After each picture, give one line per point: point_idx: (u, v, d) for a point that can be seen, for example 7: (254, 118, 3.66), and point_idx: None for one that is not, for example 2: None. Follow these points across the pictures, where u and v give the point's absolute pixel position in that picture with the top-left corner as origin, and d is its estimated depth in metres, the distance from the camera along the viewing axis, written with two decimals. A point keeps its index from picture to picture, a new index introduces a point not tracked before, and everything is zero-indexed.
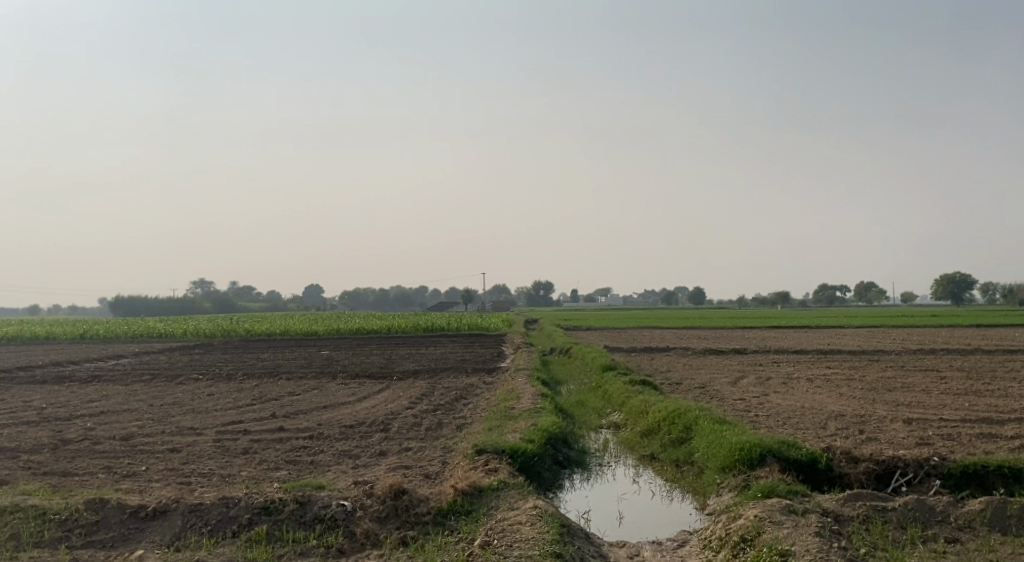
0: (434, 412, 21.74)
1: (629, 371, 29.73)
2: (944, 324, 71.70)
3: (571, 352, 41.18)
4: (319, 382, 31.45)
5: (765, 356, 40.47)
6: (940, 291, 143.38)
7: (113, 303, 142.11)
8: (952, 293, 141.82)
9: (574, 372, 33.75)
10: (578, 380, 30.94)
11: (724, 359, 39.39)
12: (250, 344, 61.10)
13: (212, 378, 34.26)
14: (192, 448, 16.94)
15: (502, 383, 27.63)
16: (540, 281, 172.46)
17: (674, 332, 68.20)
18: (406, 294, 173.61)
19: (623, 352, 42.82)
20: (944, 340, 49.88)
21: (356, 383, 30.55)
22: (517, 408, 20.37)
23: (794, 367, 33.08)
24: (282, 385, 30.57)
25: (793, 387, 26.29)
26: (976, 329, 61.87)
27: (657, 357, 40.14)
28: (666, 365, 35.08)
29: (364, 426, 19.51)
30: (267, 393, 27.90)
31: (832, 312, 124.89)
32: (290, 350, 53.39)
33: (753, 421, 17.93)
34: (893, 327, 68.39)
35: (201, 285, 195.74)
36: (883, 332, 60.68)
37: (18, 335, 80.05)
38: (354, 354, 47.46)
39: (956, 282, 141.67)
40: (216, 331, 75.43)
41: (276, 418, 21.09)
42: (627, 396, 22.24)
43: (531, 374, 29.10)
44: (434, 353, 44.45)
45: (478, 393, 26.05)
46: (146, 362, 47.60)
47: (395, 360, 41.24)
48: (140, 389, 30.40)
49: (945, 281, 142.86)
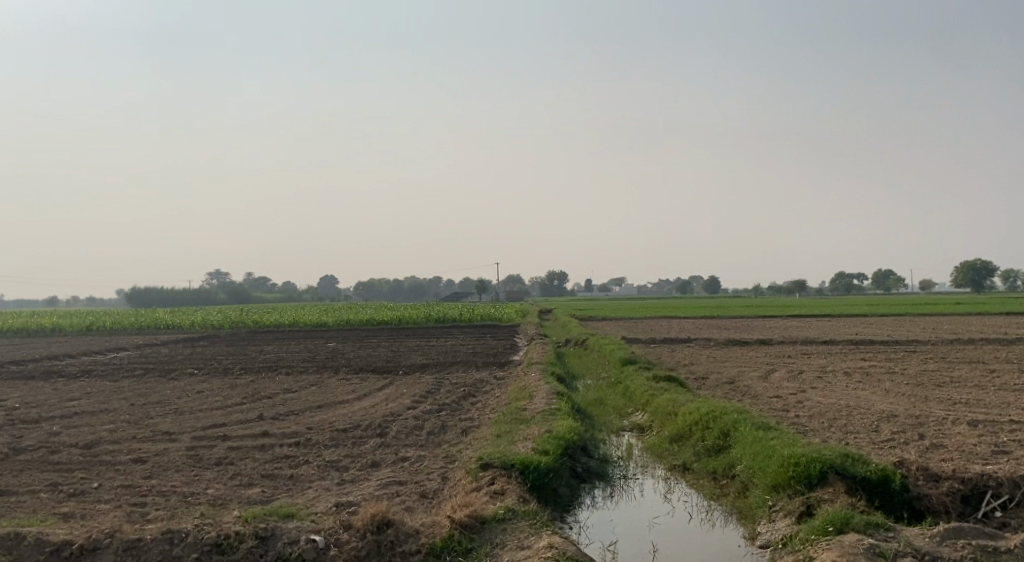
0: (438, 412, 19.68)
1: (651, 365, 27.59)
2: (971, 312, 69.05)
3: (588, 344, 38.94)
4: (319, 377, 29.49)
5: (793, 347, 38.18)
6: (960, 279, 140.35)
7: (128, 295, 140.95)
8: (974, 280, 138.81)
9: (592, 367, 31.49)
10: (595, 375, 28.82)
11: (750, 350, 37.13)
12: (256, 336, 59.24)
13: (208, 373, 32.30)
14: (160, 457, 14.98)
15: (515, 379, 25.51)
16: (554, 271, 170.18)
17: (694, 322, 65.89)
18: (420, 284, 171.68)
19: (642, 344, 40.62)
20: (978, 329, 47.40)
21: (357, 378, 28.58)
22: (529, 409, 18.18)
23: (827, 359, 30.83)
24: (279, 381, 28.64)
25: (831, 382, 24.07)
26: (1008, 317, 59.27)
27: (678, 350, 37.88)
28: (690, 359, 32.83)
29: (358, 430, 17.49)
30: (262, 390, 25.89)
31: (852, 300, 122.03)
32: (297, 342, 51.43)
33: (797, 426, 15.76)
34: (920, 315, 65.84)
35: (216, 275, 195.11)
36: (911, 320, 58.13)
37: (24, 326, 78.41)
38: (361, 346, 45.54)
39: (978, 269, 138.48)
40: (223, 321, 73.55)
41: (263, 420, 19.08)
42: (652, 394, 20.00)
43: (544, 368, 27.06)
44: (444, 345, 42.42)
45: (488, 390, 24.02)
46: (144, 355, 45.79)
47: (402, 353, 39.13)
48: (126, 385, 28.52)
49: (966, 268, 139.73)
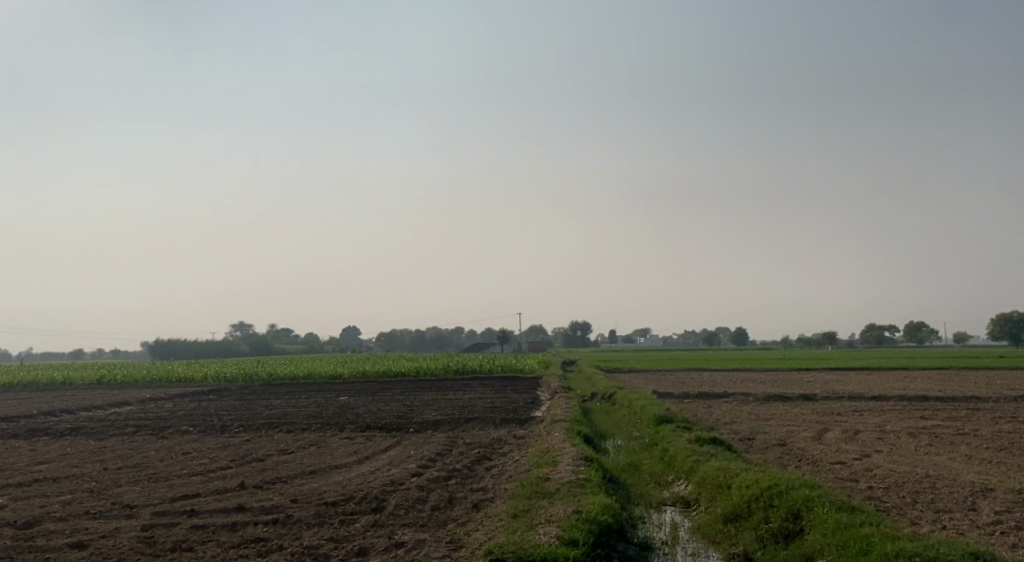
0: (446, 481, 16.98)
1: (688, 423, 24.76)
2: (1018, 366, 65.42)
3: (615, 399, 36.01)
4: (322, 435, 26.82)
5: (840, 404, 35.17)
6: (996, 331, 135.98)
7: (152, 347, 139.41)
8: (1010, 332, 134.34)
9: (622, 425, 28.61)
10: (626, 435, 26.00)
11: (792, 407, 34.15)
12: (268, 389, 56.66)
13: (203, 430, 29.72)
14: (105, 541, 12.36)
15: (536, 438, 22.75)
16: (577, 322, 167.23)
17: (725, 375, 62.73)
18: (442, 335, 168.88)
19: (674, 398, 37.75)
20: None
21: (362, 437, 25.90)
22: (551, 479, 15.44)
23: (882, 417, 27.80)
24: (277, 440, 25.98)
25: (895, 443, 21.13)
26: None
27: (714, 405, 34.87)
28: (729, 417, 29.89)
29: (350, 503, 14.80)
30: (256, 452, 23.23)
31: (884, 352, 117.87)
32: (308, 395, 48.78)
33: (877, 503, 12.93)
34: (964, 369, 62.40)
35: (240, 327, 193.85)
36: (957, 373, 54.76)
37: (33, 380, 76.09)
38: (375, 400, 42.87)
39: (1013, 321, 134.16)
40: (235, 375, 70.98)
41: (244, 490, 16.45)
42: (697, 462, 17.20)
43: (570, 426, 24.29)
44: (461, 399, 39.65)
45: (506, 451, 21.31)
46: (146, 410, 43.31)
47: (417, 408, 36.38)
48: (110, 446, 25.96)
49: (1001, 320, 135.45)
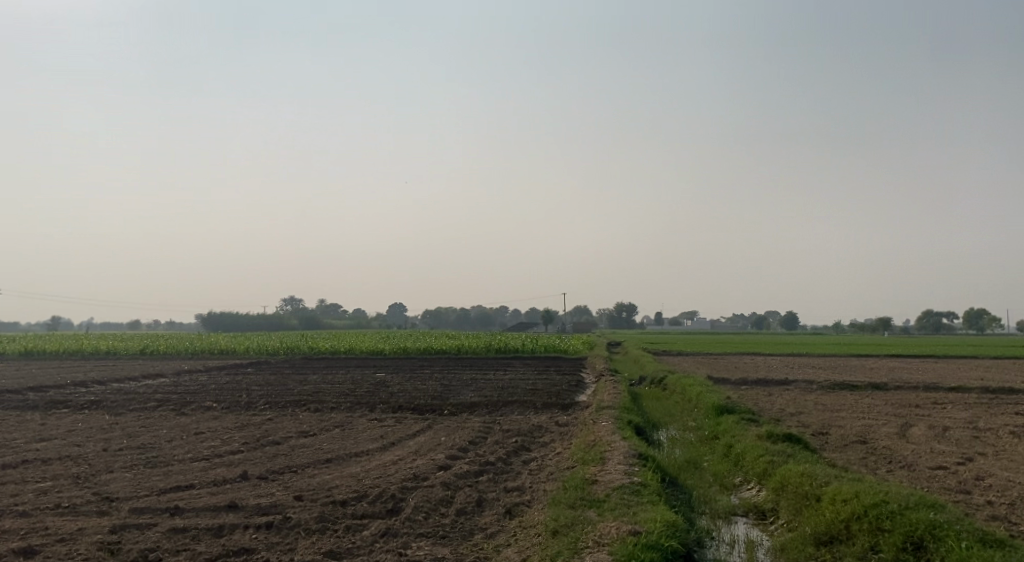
0: (475, 477, 14.63)
1: (752, 414, 22.17)
2: None
3: (667, 384, 33.43)
4: (348, 416, 24.65)
5: (913, 397, 32.23)
6: None
7: (205, 319, 139.81)
8: None
9: (677, 414, 26.03)
10: (682, 426, 23.50)
11: (861, 399, 31.48)
12: (306, 363, 54.95)
13: (227, 407, 27.68)
14: (59, 549, 10.25)
15: (581, 428, 20.30)
16: (624, 303, 164.23)
17: (782, 360, 59.84)
18: (489, 314, 166.92)
19: (731, 384, 35.21)
20: None
21: (392, 419, 23.66)
22: (600, 482, 13.02)
23: (968, 415, 25.04)
24: (300, 420, 23.84)
25: (997, 447, 18.44)
26: None
27: (775, 394, 32.19)
28: (795, 408, 27.18)
29: (362, 504, 12.52)
30: (275, 433, 21.05)
31: (944, 339, 113.51)
32: (347, 371, 46.85)
33: (1008, 526, 10.50)
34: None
35: (291, 302, 194.46)
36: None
37: (77, 349, 75.32)
38: (413, 378, 40.70)
39: None
40: (276, 348, 69.39)
41: (244, 482, 14.25)
42: (771, 466, 14.68)
43: (619, 414, 21.84)
44: (504, 379, 37.32)
45: (548, 441, 18.95)
46: (177, 382, 41.67)
47: (455, 388, 34.15)
48: (124, 421, 24.04)
49: None
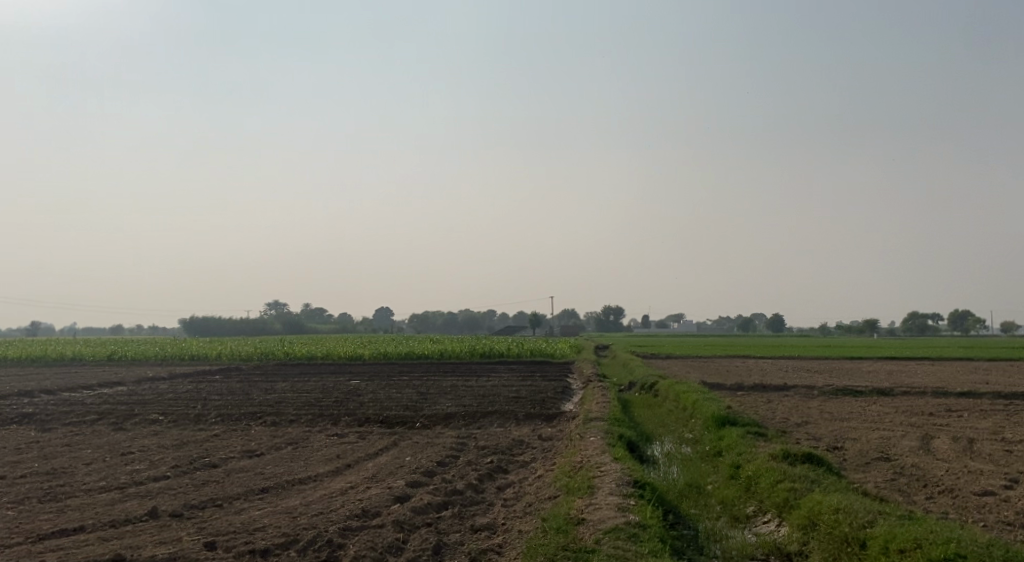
0: (436, 514, 12.06)
1: (758, 428, 19.70)
2: None
3: (658, 390, 30.94)
4: (305, 429, 21.94)
5: (924, 407, 29.94)
6: None
7: (186, 324, 136.69)
8: None
9: (672, 425, 23.53)
10: (679, 441, 20.96)
11: (867, 410, 29.25)
12: (277, 370, 52.10)
13: (173, 419, 24.89)
14: None
15: (566, 445, 17.75)
16: (610, 307, 161.99)
17: (775, 364, 57.68)
18: (474, 317, 164.01)
19: (727, 391, 32.87)
20: None
21: (353, 432, 21.00)
22: (588, 523, 10.48)
23: (990, 435, 22.82)
24: (249, 434, 21.12)
25: None
26: None
27: (776, 403, 29.76)
28: (801, 420, 24.78)
29: (286, 556, 9.93)
30: (216, 451, 18.36)
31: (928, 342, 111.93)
32: (319, 378, 44.06)
33: None
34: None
35: (274, 306, 191.30)
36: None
37: (42, 357, 71.91)
38: (387, 386, 38.00)
39: None
40: (249, 354, 66.35)
41: (150, 523, 11.62)
42: (796, 497, 12.22)
43: (608, 427, 19.30)
44: (484, 387, 34.64)
45: (527, 462, 16.38)
46: (133, 392, 38.74)
47: (430, 396, 31.52)
48: (52, 438, 21.23)
49: None
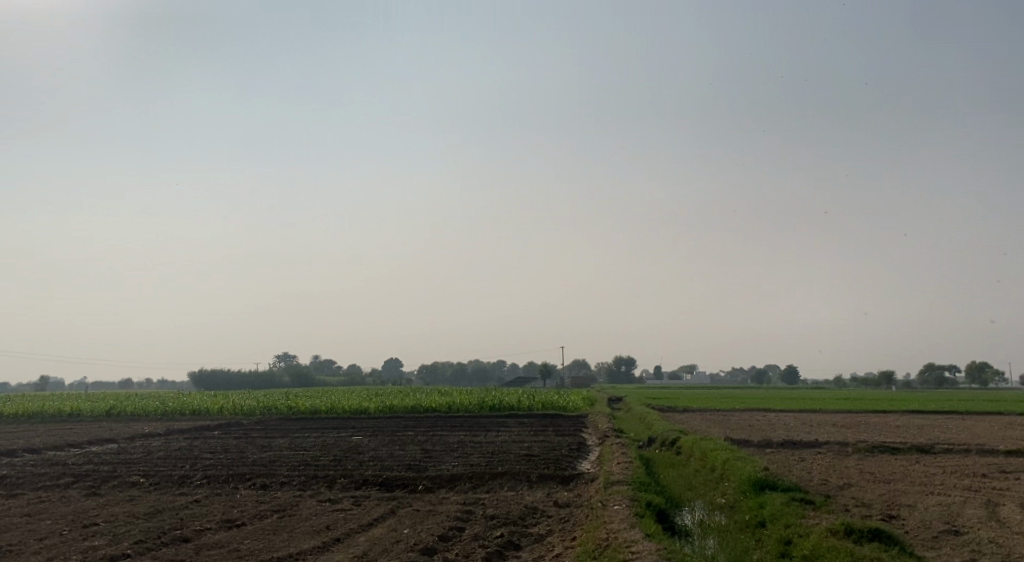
0: None
1: (802, 494, 17.50)
2: None
3: (681, 447, 28.68)
4: (296, 493, 19.81)
5: (971, 468, 27.59)
6: None
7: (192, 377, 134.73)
8: None
9: (701, 488, 21.31)
10: (711, 508, 18.75)
11: (908, 471, 27.01)
12: (278, 425, 49.90)
13: (154, 481, 22.78)
14: None
15: (587, 514, 15.60)
16: (624, 357, 159.20)
17: (800, 418, 55.24)
18: (485, 369, 161.38)
19: (754, 447, 30.65)
20: None
21: (348, 497, 18.85)
22: None
23: None
24: (233, 498, 19.01)
25: None
26: None
27: (810, 461, 27.45)
28: (843, 483, 22.50)
29: None
30: (191, 521, 16.24)
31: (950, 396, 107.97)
32: (321, 434, 41.84)
33: None
34: None
35: (283, 357, 189.10)
36: None
37: (39, 412, 69.68)
38: (391, 442, 35.79)
39: None
40: (251, 408, 64.08)
41: None
42: None
43: (632, 492, 17.15)
44: (494, 443, 32.42)
45: (543, 536, 14.23)
46: (121, 450, 36.55)
47: (436, 455, 29.32)
48: (15, 505, 19.15)
49: None
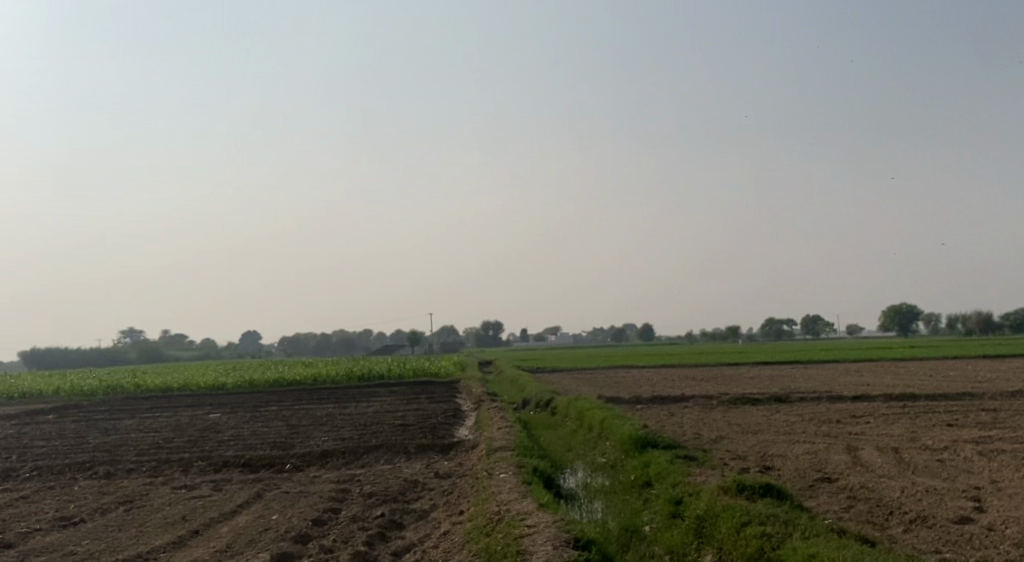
0: None
1: (683, 451, 17.38)
2: (947, 355, 61.44)
3: (556, 408, 28.45)
4: (151, 479, 18.30)
5: (829, 415, 28.56)
6: (886, 323, 128.41)
7: (31, 357, 126.73)
8: (900, 324, 126.26)
9: (580, 449, 21.01)
10: (592, 470, 18.42)
11: (773, 420, 27.69)
12: (129, 405, 47.09)
13: None
14: None
15: (472, 485, 14.96)
16: (487, 321, 159.88)
17: (661, 374, 56.44)
18: (347, 337, 158.74)
19: (625, 405, 30.82)
20: (1000, 381, 39.43)
21: (209, 482, 17.51)
22: None
23: (908, 442, 21.44)
24: (77, 489, 17.33)
25: (995, 488, 14.54)
26: (999, 362, 51.63)
27: (679, 416, 27.68)
28: (715, 436, 22.66)
29: None
30: (28, 518, 14.59)
31: (792, 345, 113.70)
32: (174, 413, 39.62)
33: None
34: (899, 361, 58.05)
35: (132, 332, 180.70)
36: (905, 368, 49.96)
37: None
38: (252, 418, 34.15)
39: (903, 313, 126.46)
40: (96, 388, 60.38)
41: None
42: (772, 546, 9.84)
43: (514, 458, 16.61)
44: (364, 414, 31.37)
45: (427, 512, 13.47)
46: None
47: (304, 430, 28.06)
48: None
49: (890, 311, 128.01)
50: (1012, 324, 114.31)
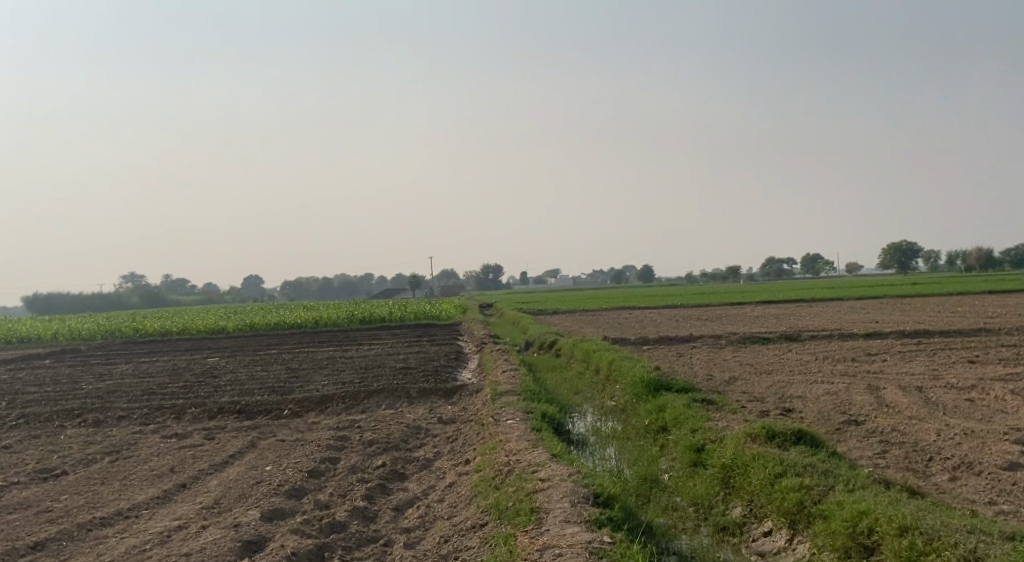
0: None
1: (700, 394, 16.47)
2: (952, 291, 60.61)
3: (561, 350, 27.57)
4: (140, 428, 17.41)
5: (842, 353, 27.72)
6: (884, 261, 127.59)
7: (30, 301, 125.93)
8: (898, 262, 125.49)
9: (588, 392, 20.15)
10: (603, 414, 17.53)
11: (784, 359, 26.84)
12: (125, 349, 46.27)
13: None
14: None
15: (478, 433, 14.07)
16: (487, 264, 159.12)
17: (664, 314, 55.67)
18: (347, 280, 158.01)
19: (632, 345, 29.95)
20: (1011, 317, 38.60)
21: (200, 429, 16.61)
22: None
23: (930, 381, 20.55)
24: (61, 438, 16.43)
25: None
26: (1005, 298, 50.76)
27: (688, 357, 26.85)
28: (728, 377, 21.80)
29: None
30: (5, 471, 13.70)
31: (792, 284, 112.92)
32: (171, 358, 38.73)
33: None
34: (903, 298, 57.23)
35: (132, 277, 179.90)
36: (911, 305, 49.19)
37: None
38: (249, 363, 33.30)
39: (902, 251, 125.55)
40: (93, 332, 59.52)
41: None
42: (813, 499, 8.94)
43: (522, 403, 15.71)
44: (365, 358, 30.51)
45: (430, 461, 12.58)
46: None
47: (302, 374, 27.18)
48: None
49: (890, 249, 127.00)
50: (1013, 260, 113.58)
